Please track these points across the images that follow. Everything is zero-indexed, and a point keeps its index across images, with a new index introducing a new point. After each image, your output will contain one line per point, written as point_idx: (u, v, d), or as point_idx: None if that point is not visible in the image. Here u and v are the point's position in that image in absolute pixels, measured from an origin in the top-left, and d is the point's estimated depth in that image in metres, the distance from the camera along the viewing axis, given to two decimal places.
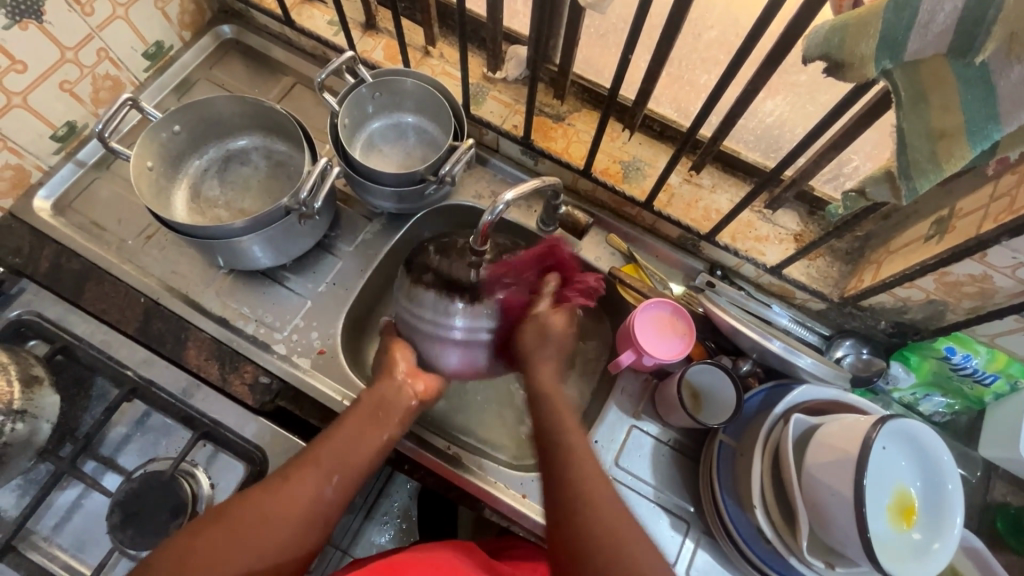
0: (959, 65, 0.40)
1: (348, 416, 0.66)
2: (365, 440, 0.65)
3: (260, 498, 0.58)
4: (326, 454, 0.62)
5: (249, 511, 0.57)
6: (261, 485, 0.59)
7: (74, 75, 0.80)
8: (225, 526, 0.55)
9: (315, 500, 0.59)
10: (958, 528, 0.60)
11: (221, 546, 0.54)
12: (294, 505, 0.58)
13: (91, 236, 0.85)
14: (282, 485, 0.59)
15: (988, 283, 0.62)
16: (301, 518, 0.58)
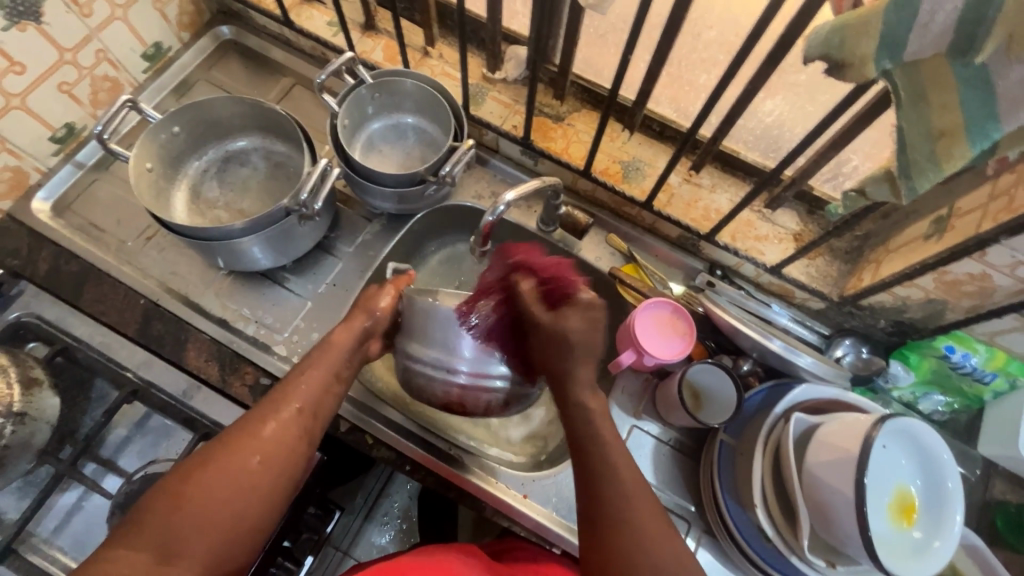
0: (960, 66, 0.40)
1: (309, 357, 0.65)
2: (331, 382, 0.65)
3: (234, 443, 0.57)
4: (294, 396, 0.62)
5: (225, 456, 0.56)
6: (230, 432, 0.58)
7: (72, 76, 0.80)
8: (203, 474, 0.55)
9: (291, 437, 0.59)
10: (959, 525, 0.60)
11: (204, 492, 0.54)
12: (269, 446, 0.58)
13: (90, 237, 0.84)
14: (250, 435, 0.58)
15: (988, 282, 0.62)
16: (280, 457, 0.58)
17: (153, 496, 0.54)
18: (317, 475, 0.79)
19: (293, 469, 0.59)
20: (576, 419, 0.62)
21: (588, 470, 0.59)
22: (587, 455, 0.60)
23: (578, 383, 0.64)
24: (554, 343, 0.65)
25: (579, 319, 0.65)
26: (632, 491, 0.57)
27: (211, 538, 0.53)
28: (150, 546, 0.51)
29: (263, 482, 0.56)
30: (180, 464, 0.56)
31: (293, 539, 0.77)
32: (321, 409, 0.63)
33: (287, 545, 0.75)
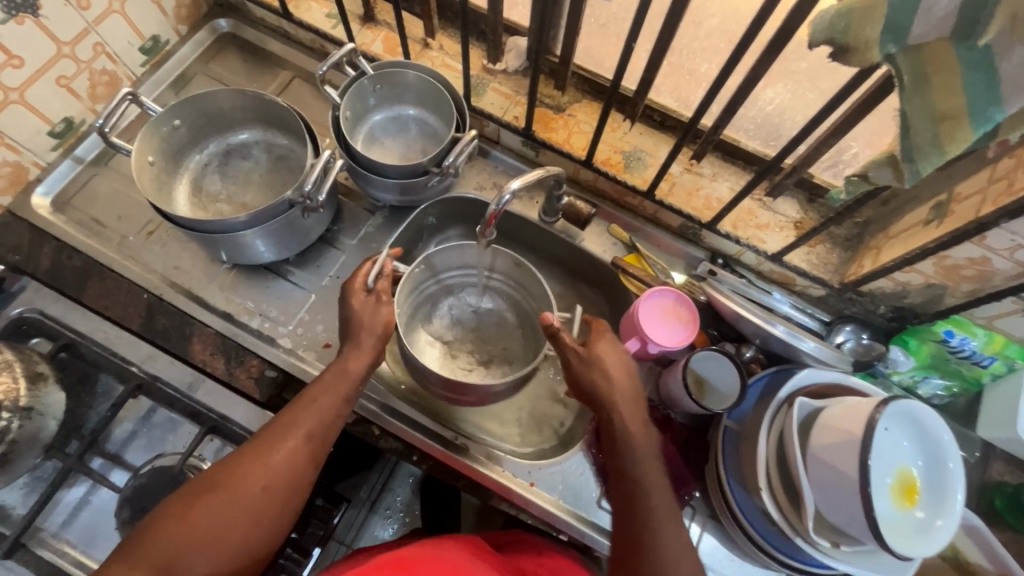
0: (963, 49, 0.41)
1: (322, 381, 0.65)
2: (338, 408, 0.64)
3: (240, 470, 0.58)
4: (301, 423, 0.62)
5: (231, 483, 0.57)
6: (237, 456, 0.59)
7: (70, 70, 0.79)
8: (209, 502, 0.56)
9: (294, 467, 0.60)
10: (959, 504, 0.61)
11: (208, 518, 0.55)
12: (272, 476, 0.59)
13: (91, 233, 0.84)
14: (256, 458, 0.59)
15: (987, 266, 0.63)
16: (281, 486, 0.59)
17: (161, 513, 0.56)
18: (324, 467, 0.80)
19: (294, 499, 0.60)
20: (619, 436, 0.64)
21: (625, 486, 0.63)
22: (630, 485, 0.62)
23: (622, 410, 0.64)
24: (595, 370, 0.66)
25: (610, 345, 0.67)
26: (666, 516, 0.61)
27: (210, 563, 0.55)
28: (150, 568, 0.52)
29: (262, 512, 0.58)
30: (189, 483, 0.58)
31: (300, 529, 0.78)
32: (326, 436, 0.63)
33: (293, 537, 0.78)
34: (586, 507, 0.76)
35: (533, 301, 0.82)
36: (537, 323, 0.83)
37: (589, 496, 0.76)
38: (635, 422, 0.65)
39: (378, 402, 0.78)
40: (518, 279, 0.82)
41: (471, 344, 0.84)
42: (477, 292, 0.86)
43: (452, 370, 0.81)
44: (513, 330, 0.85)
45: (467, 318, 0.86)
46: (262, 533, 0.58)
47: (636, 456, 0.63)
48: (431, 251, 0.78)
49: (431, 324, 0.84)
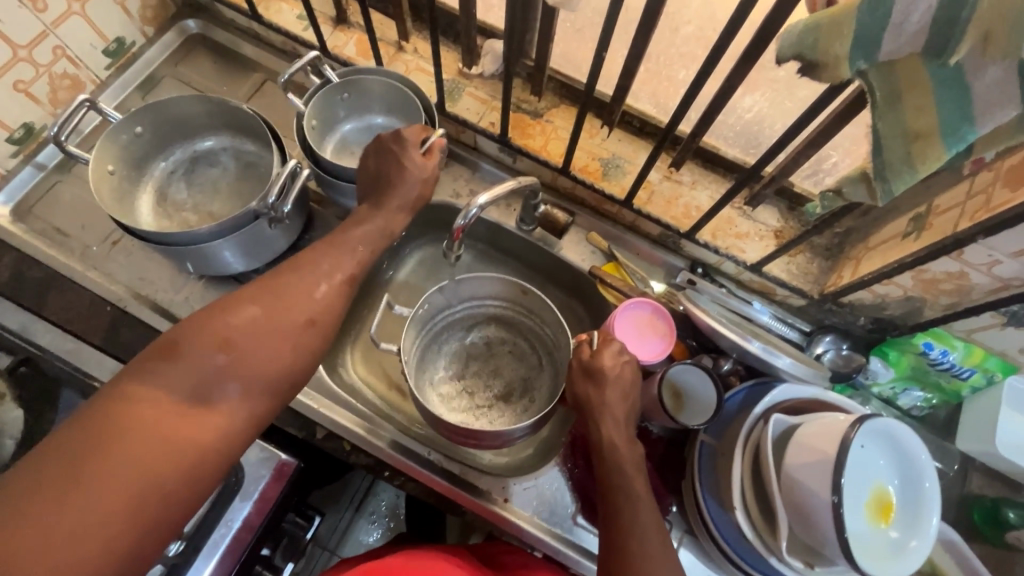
0: (935, 67, 0.39)
1: (344, 231, 0.64)
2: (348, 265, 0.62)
3: (269, 296, 0.55)
4: (333, 261, 0.61)
5: (262, 308, 0.54)
6: (262, 286, 0.56)
7: (28, 75, 0.76)
8: (243, 320, 0.53)
9: (330, 302, 0.59)
10: (934, 525, 0.60)
11: (240, 337, 0.52)
12: (308, 303, 0.57)
13: (54, 242, 0.82)
14: (286, 284, 0.57)
15: (965, 280, 0.62)
16: (318, 318, 0.57)
17: (185, 331, 0.51)
18: (299, 481, 0.77)
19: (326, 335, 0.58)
20: (607, 451, 0.61)
21: (610, 499, 0.59)
22: (611, 496, 0.59)
23: (610, 423, 0.62)
24: (592, 381, 0.64)
25: (613, 356, 0.65)
26: (651, 532, 0.56)
27: (245, 385, 0.51)
28: (184, 387, 0.49)
29: (294, 340, 0.55)
30: (205, 307, 0.53)
31: (274, 547, 0.76)
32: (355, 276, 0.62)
33: (266, 553, 0.74)
34: (562, 523, 0.75)
35: (548, 329, 0.82)
36: (555, 348, 0.81)
37: (565, 512, 0.75)
38: (621, 438, 0.62)
39: (350, 416, 0.76)
40: (528, 307, 0.82)
41: (487, 376, 0.84)
42: (465, 326, 0.86)
43: (473, 413, 0.80)
44: (530, 358, 0.84)
45: (480, 350, 0.85)
46: (294, 365, 0.55)
47: (620, 469, 0.60)
48: (433, 290, 0.77)
49: (440, 367, 0.84)
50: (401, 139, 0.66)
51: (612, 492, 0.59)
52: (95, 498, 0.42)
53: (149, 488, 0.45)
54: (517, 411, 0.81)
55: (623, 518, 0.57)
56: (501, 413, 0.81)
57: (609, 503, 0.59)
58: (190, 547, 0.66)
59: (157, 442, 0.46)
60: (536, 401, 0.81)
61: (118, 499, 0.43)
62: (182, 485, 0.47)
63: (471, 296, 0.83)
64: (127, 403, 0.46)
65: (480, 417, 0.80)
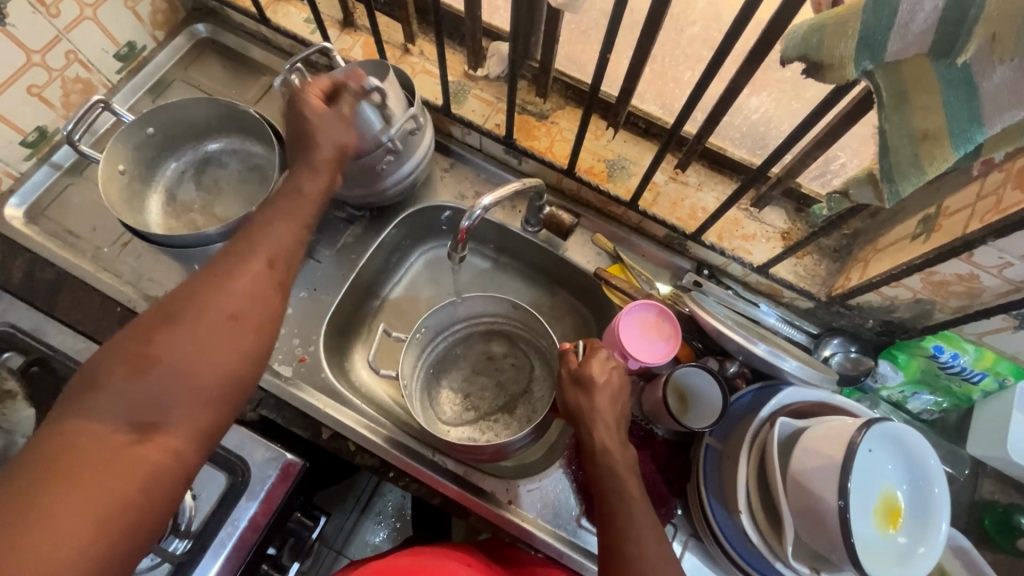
0: (943, 67, 0.39)
1: (269, 216, 0.60)
2: (300, 233, 0.61)
3: (189, 303, 0.51)
4: (255, 252, 0.56)
5: (184, 318, 0.50)
6: (179, 295, 0.52)
7: (41, 79, 0.78)
8: (169, 332, 0.49)
9: (262, 295, 0.55)
10: (944, 530, 0.59)
11: (169, 353, 0.48)
12: (239, 302, 0.53)
13: (65, 244, 0.83)
14: (212, 282, 0.53)
15: (975, 283, 0.61)
16: (251, 315, 0.53)
17: (107, 357, 0.48)
18: (305, 483, 0.78)
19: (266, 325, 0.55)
20: (598, 458, 0.60)
21: (606, 504, 0.58)
22: (606, 502, 0.58)
23: (602, 428, 0.62)
24: (580, 388, 0.65)
25: (600, 363, 0.65)
26: (646, 533, 0.56)
27: (192, 395, 0.48)
28: (120, 414, 0.45)
29: (233, 339, 0.52)
30: (126, 330, 0.50)
31: (279, 547, 0.77)
32: (282, 264, 0.58)
33: (271, 553, 0.75)
34: (566, 526, 0.75)
35: (543, 339, 0.81)
36: (552, 357, 0.81)
37: (568, 514, 0.75)
38: (614, 442, 0.62)
39: (355, 416, 0.77)
40: (522, 319, 0.82)
41: (490, 390, 0.84)
42: (465, 340, 0.86)
43: (480, 426, 0.81)
44: (530, 368, 0.84)
45: (482, 364, 0.85)
46: (238, 363, 0.52)
47: (614, 474, 0.59)
48: (431, 311, 0.78)
49: (446, 383, 0.84)
50: (300, 98, 0.64)
51: (606, 499, 0.58)
52: (38, 551, 0.39)
53: (99, 526, 0.42)
54: (521, 422, 0.80)
55: (617, 523, 0.56)
56: (506, 425, 0.81)
57: (606, 508, 0.58)
58: (196, 546, 0.68)
59: (108, 473, 0.43)
60: (538, 410, 0.80)
61: (66, 545, 0.40)
62: (140, 512, 0.44)
63: (467, 312, 0.83)
64: (61, 444, 0.43)
65: (486, 431, 0.80)
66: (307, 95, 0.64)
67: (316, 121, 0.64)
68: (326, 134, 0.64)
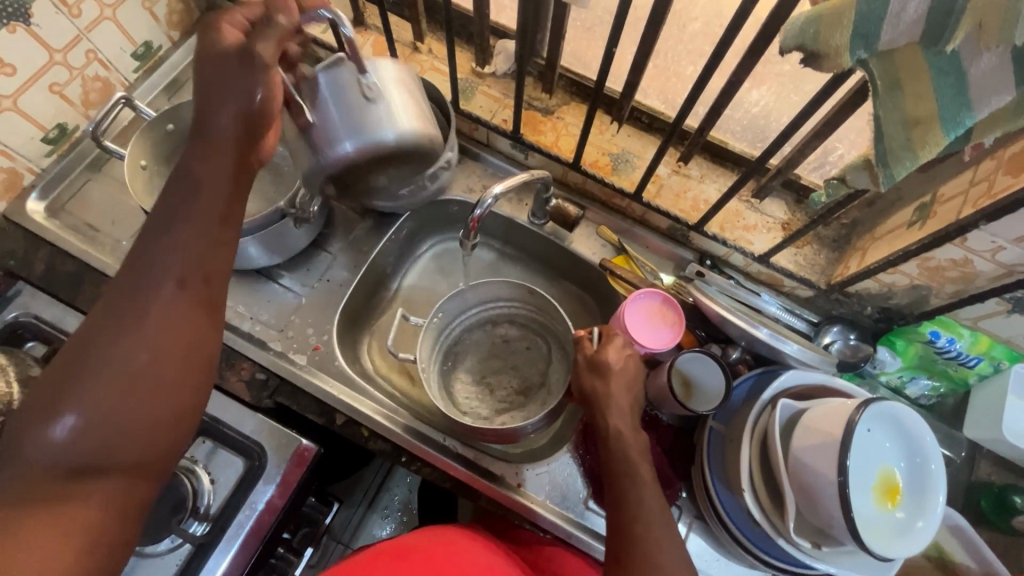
0: (932, 55, 0.41)
1: (167, 220, 0.52)
2: (220, 223, 0.54)
3: (106, 334, 0.48)
4: (167, 262, 0.50)
5: (106, 352, 0.47)
6: (90, 328, 0.48)
7: (63, 77, 0.80)
8: (82, 376, 0.46)
9: (189, 312, 0.50)
10: (941, 505, 0.61)
11: (90, 396, 0.46)
12: (162, 329, 0.49)
13: (84, 237, 0.85)
14: (125, 306, 0.49)
15: (969, 267, 0.63)
16: (178, 337, 0.50)
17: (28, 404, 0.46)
18: (319, 469, 0.80)
19: (196, 348, 0.51)
20: (612, 442, 0.63)
21: (618, 486, 0.61)
22: (617, 485, 0.61)
23: (616, 413, 0.65)
24: (598, 373, 0.67)
25: (617, 350, 0.68)
26: (656, 516, 0.58)
27: (121, 437, 0.46)
28: (48, 466, 0.44)
29: (158, 370, 0.48)
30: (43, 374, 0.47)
31: (294, 531, 0.79)
32: (215, 270, 0.53)
33: (286, 536, 0.77)
34: (574, 508, 0.77)
35: (559, 325, 0.83)
36: (567, 343, 0.83)
37: (576, 497, 0.77)
38: (628, 429, 0.64)
39: (369, 403, 0.79)
40: (537, 305, 0.84)
41: (508, 373, 0.87)
42: (481, 325, 0.88)
43: (497, 409, 0.83)
44: (546, 352, 0.87)
45: (499, 348, 0.88)
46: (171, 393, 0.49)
47: (626, 457, 0.62)
48: (447, 299, 0.81)
49: (464, 367, 0.87)
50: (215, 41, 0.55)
51: (617, 482, 0.61)
52: None
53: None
54: (536, 405, 0.83)
55: (626, 504, 0.59)
56: (522, 409, 0.83)
57: (615, 489, 0.61)
58: (216, 528, 0.69)
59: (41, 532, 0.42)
60: (554, 394, 0.83)
61: None
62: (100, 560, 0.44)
63: (483, 298, 0.85)
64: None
65: (503, 413, 0.83)
66: (218, 31, 0.55)
67: (214, 81, 0.55)
68: (223, 91, 0.55)
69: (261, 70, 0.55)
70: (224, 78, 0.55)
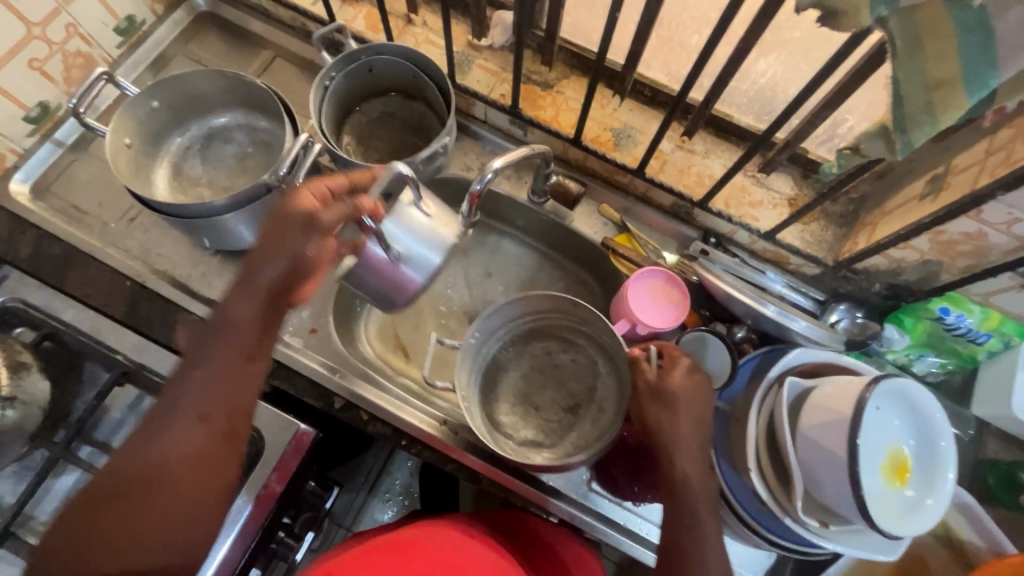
0: (959, 10, 0.39)
1: (203, 349, 0.58)
2: (246, 358, 0.58)
3: (139, 467, 0.54)
4: (196, 394, 0.56)
5: (134, 489, 0.53)
6: (131, 451, 0.55)
7: (43, 53, 0.77)
8: (107, 508, 0.53)
9: (209, 446, 0.56)
10: (950, 482, 0.61)
11: (116, 522, 0.53)
12: (181, 463, 0.55)
13: (73, 221, 0.83)
14: (157, 442, 0.55)
15: (983, 241, 0.61)
16: (194, 472, 0.55)
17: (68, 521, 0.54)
18: (319, 453, 0.79)
19: (213, 478, 0.56)
20: (681, 491, 0.61)
21: (681, 540, 0.60)
22: (676, 535, 0.60)
23: (682, 448, 0.62)
24: (662, 400, 0.64)
25: (682, 374, 0.64)
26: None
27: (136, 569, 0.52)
28: None
29: (175, 505, 0.54)
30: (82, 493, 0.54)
31: (294, 516, 0.78)
32: (238, 405, 0.58)
33: (287, 521, 0.76)
34: (577, 489, 0.76)
35: (606, 335, 0.76)
36: (614, 351, 0.76)
37: (579, 480, 0.76)
38: (695, 471, 0.62)
39: (367, 387, 0.77)
40: (579, 315, 0.77)
41: (552, 388, 0.79)
42: (521, 337, 0.81)
43: (545, 429, 0.77)
44: (595, 363, 0.79)
45: (542, 362, 0.81)
46: (187, 527, 0.55)
47: (688, 503, 0.61)
48: (482, 316, 0.75)
49: (507, 383, 0.80)
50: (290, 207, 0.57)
51: (683, 539, 0.60)
52: None
53: None
54: (588, 423, 0.76)
55: (688, 557, 0.59)
56: (573, 428, 0.76)
57: (675, 538, 0.60)
58: None
59: None
60: (606, 411, 0.76)
61: None
62: None
63: (522, 309, 0.78)
64: None
65: (553, 434, 0.76)
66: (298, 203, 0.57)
67: (276, 233, 0.57)
68: (278, 246, 0.57)
69: (320, 233, 0.57)
70: (285, 233, 0.57)
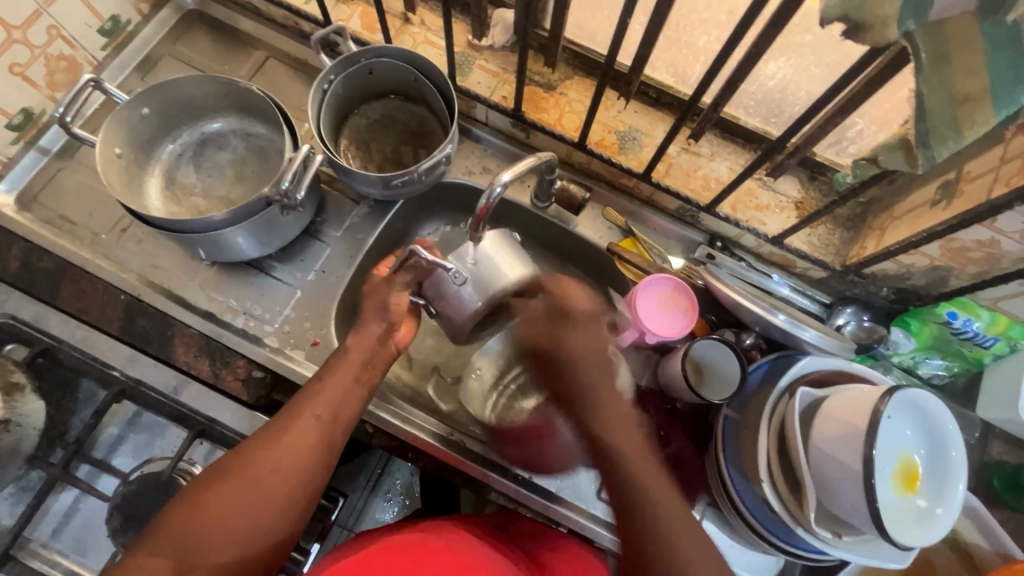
0: (989, 25, 0.38)
1: (325, 370, 0.66)
2: (356, 386, 0.66)
3: (253, 460, 0.59)
4: (318, 407, 0.63)
5: (248, 478, 0.58)
6: (252, 441, 0.61)
7: (24, 57, 0.73)
8: (216, 489, 0.57)
9: (318, 450, 0.62)
10: (960, 493, 0.61)
11: (225, 512, 0.56)
12: (288, 461, 0.60)
13: (62, 231, 0.80)
14: (278, 438, 0.60)
15: (995, 248, 0.61)
16: (298, 467, 0.60)
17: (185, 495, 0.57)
18: None
19: (314, 481, 0.61)
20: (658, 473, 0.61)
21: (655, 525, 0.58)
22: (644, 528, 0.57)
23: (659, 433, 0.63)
24: None
25: None
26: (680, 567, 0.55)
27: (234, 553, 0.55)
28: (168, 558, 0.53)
29: (279, 498, 0.58)
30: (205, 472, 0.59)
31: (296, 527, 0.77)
32: (344, 418, 0.64)
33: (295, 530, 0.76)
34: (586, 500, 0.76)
35: None
36: None
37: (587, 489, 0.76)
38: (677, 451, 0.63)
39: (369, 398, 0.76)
40: None
41: None
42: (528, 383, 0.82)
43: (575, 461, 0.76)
44: None
45: None
46: (282, 524, 0.58)
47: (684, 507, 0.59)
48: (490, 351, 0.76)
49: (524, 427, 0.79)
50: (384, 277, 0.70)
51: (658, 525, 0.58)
52: None
53: None
54: None
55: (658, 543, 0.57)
56: None
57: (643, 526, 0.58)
58: None
59: None
60: None
61: None
62: None
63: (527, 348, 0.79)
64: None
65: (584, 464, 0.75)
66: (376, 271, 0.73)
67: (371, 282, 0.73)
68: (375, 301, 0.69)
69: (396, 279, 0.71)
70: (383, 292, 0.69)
